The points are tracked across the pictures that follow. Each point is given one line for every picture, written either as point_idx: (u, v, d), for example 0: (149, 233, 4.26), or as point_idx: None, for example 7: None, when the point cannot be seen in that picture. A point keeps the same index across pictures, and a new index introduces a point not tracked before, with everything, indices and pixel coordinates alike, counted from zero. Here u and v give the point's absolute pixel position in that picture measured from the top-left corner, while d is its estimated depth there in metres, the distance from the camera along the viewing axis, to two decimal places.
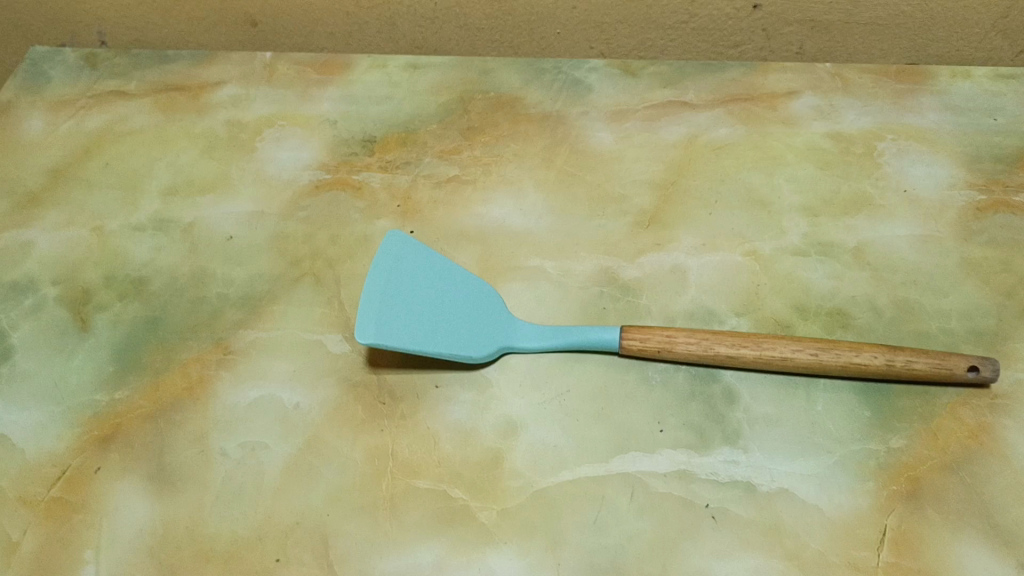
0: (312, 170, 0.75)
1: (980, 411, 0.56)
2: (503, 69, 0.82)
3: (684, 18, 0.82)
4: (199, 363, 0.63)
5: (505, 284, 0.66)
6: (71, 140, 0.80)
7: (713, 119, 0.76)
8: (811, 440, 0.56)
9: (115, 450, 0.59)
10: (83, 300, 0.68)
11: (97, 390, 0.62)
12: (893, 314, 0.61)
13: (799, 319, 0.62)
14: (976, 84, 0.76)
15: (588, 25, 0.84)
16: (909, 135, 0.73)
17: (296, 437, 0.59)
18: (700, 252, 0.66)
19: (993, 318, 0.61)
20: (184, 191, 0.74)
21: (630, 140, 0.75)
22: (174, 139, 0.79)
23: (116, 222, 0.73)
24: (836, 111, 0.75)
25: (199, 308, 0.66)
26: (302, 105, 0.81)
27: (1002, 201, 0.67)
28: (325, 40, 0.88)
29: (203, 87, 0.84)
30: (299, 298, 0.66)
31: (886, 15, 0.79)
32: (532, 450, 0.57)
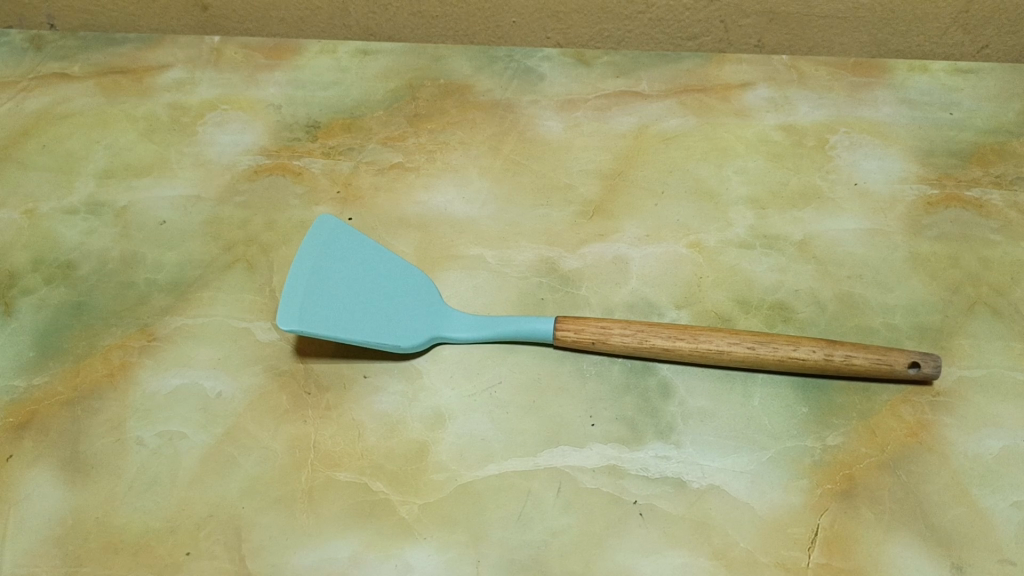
0: (253, 155, 0.73)
1: (920, 409, 0.55)
2: (455, 57, 0.80)
3: (640, 8, 0.79)
4: (122, 349, 0.61)
5: (441, 273, 0.64)
6: (9, 121, 0.78)
7: (666, 109, 0.74)
8: (746, 435, 0.54)
9: (28, 438, 0.57)
10: (8, 283, 0.66)
11: (15, 375, 0.60)
12: (836, 308, 0.60)
13: (740, 312, 0.60)
14: (933, 78, 0.75)
15: (543, 14, 0.81)
16: (863, 129, 0.71)
17: (216, 425, 0.57)
18: (643, 243, 0.64)
19: (938, 313, 0.59)
20: (121, 175, 0.73)
21: (579, 130, 0.73)
22: (114, 122, 0.77)
23: (48, 205, 0.71)
24: (790, 104, 0.74)
25: (126, 293, 0.64)
26: (248, 89, 0.79)
27: (954, 196, 0.66)
28: (277, 25, 0.86)
29: (148, 70, 0.82)
30: (230, 283, 0.64)
31: (845, 8, 0.78)
32: (458, 443, 0.55)
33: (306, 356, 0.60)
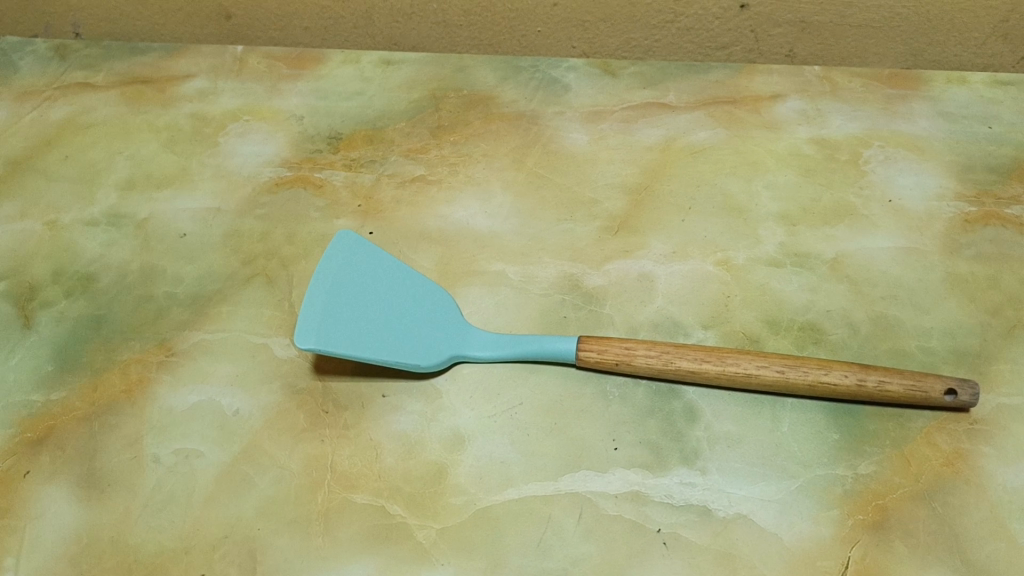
0: (275, 167, 0.73)
1: (956, 437, 0.53)
2: (480, 67, 0.79)
3: (669, 17, 0.78)
4: (140, 363, 0.60)
5: (463, 289, 0.62)
6: (33, 131, 0.78)
7: (693, 121, 0.72)
8: (774, 463, 0.53)
9: (45, 453, 0.56)
10: (29, 295, 0.65)
11: (33, 389, 0.60)
12: (869, 330, 0.58)
13: (769, 333, 0.58)
14: (972, 90, 0.72)
15: (569, 23, 0.80)
16: (898, 143, 0.69)
17: (232, 444, 0.56)
18: (669, 260, 0.63)
19: (976, 337, 0.57)
20: (143, 186, 0.73)
21: (604, 142, 0.72)
22: (136, 131, 0.77)
23: (70, 216, 0.71)
24: (822, 116, 0.72)
25: (145, 306, 0.64)
26: (270, 100, 0.78)
27: (993, 214, 0.64)
28: (301, 34, 0.85)
29: (171, 79, 0.82)
30: (249, 298, 0.64)
31: (880, 18, 0.76)
32: (478, 465, 0.54)
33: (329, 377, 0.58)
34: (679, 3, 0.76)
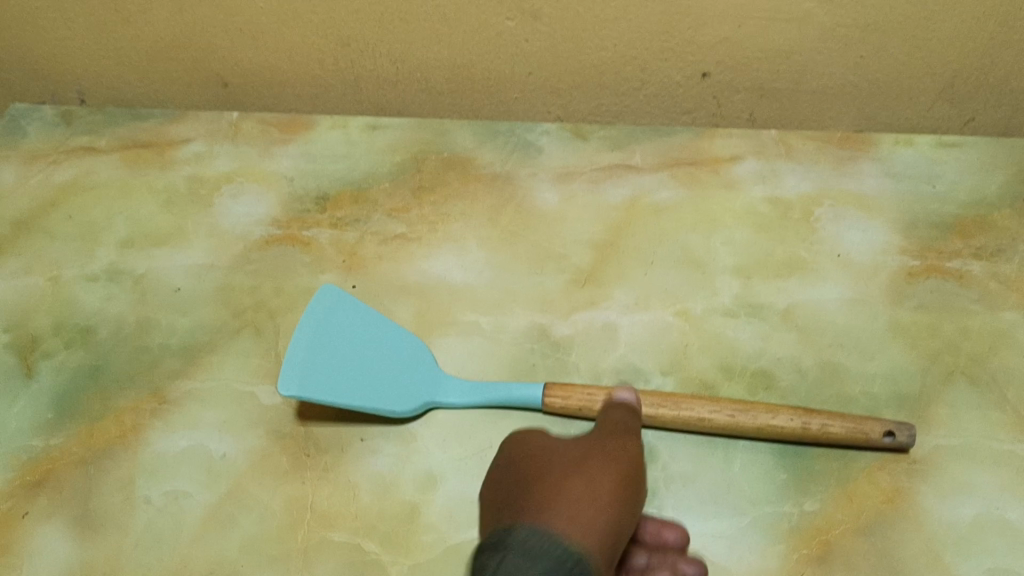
0: (265, 225, 0.77)
1: (896, 475, 0.56)
2: (459, 131, 0.84)
3: (636, 84, 0.83)
4: (134, 411, 0.64)
5: (438, 338, 0.67)
6: (39, 193, 0.83)
7: (657, 181, 0.77)
8: (725, 500, 0.56)
9: (43, 495, 0.60)
10: (31, 347, 0.69)
11: (34, 435, 0.63)
12: (816, 376, 0.62)
13: (723, 379, 0.62)
14: (918, 151, 0.78)
15: (544, 90, 0.85)
16: (848, 202, 0.74)
17: (219, 485, 0.60)
18: (632, 310, 0.67)
19: (917, 382, 0.61)
20: (140, 243, 0.77)
21: (574, 202, 0.77)
22: (136, 193, 0.82)
23: (71, 272, 0.75)
24: (777, 177, 0.77)
25: (140, 356, 0.68)
26: (262, 162, 0.84)
27: (935, 267, 0.68)
28: (293, 100, 0.90)
29: (169, 143, 0.87)
30: (238, 348, 0.68)
31: (833, 85, 0.81)
32: (448, 504, 0.57)
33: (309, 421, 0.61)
34: (645, 72, 0.82)
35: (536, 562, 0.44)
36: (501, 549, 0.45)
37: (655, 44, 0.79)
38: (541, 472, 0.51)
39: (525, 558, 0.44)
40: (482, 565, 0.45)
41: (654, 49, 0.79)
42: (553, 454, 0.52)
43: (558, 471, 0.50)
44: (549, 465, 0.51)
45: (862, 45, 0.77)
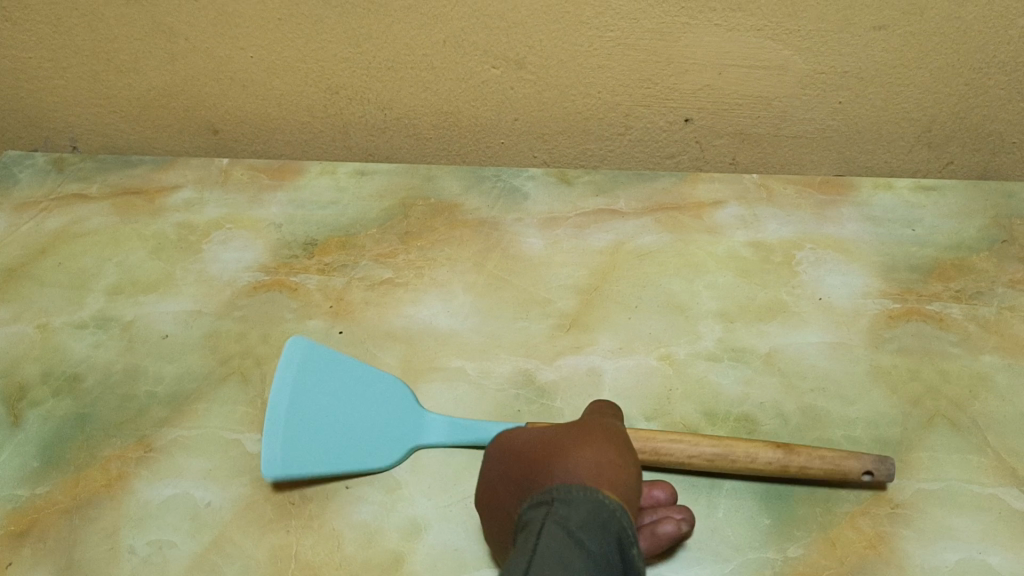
0: (253, 271, 0.78)
1: (878, 521, 0.57)
2: (446, 176, 0.86)
3: (620, 130, 0.84)
4: (120, 459, 0.64)
5: (423, 384, 0.67)
6: (29, 241, 0.83)
7: (640, 226, 0.78)
8: (709, 546, 0.56)
9: (28, 545, 0.60)
10: (18, 395, 0.70)
11: (19, 484, 0.63)
12: (798, 420, 0.62)
13: (706, 424, 0.63)
14: (898, 195, 0.79)
15: (529, 136, 0.86)
16: (828, 245, 0.75)
17: (204, 534, 0.60)
18: (616, 355, 0.68)
19: (898, 426, 0.62)
20: (129, 290, 0.78)
21: (559, 246, 0.77)
22: (126, 240, 0.83)
23: (60, 319, 0.76)
24: (758, 222, 0.78)
25: (127, 404, 0.68)
26: (251, 208, 0.85)
27: (914, 309, 0.69)
28: (282, 146, 0.91)
29: (160, 190, 0.88)
30: (225, 395, 0.68)
31: (814, 129, 0.82)
32: (433, 552, 0.57)
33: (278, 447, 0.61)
34: (629, 117, 0.83)
35: (575, 513, 0.47)
36: (547, 504, 0.48)
37: (638, 92, 0.80)
38: (553, 444, 0.52)
39: (568, 508, 0.47)
40: (530, 521, 0.47)
41: (637, 95, 0.81)
42: (542, 433, 0.55)
43: (557, 442, 0.53)
44: (544, 437, 0.54)
45: (840, 92, 0.78)
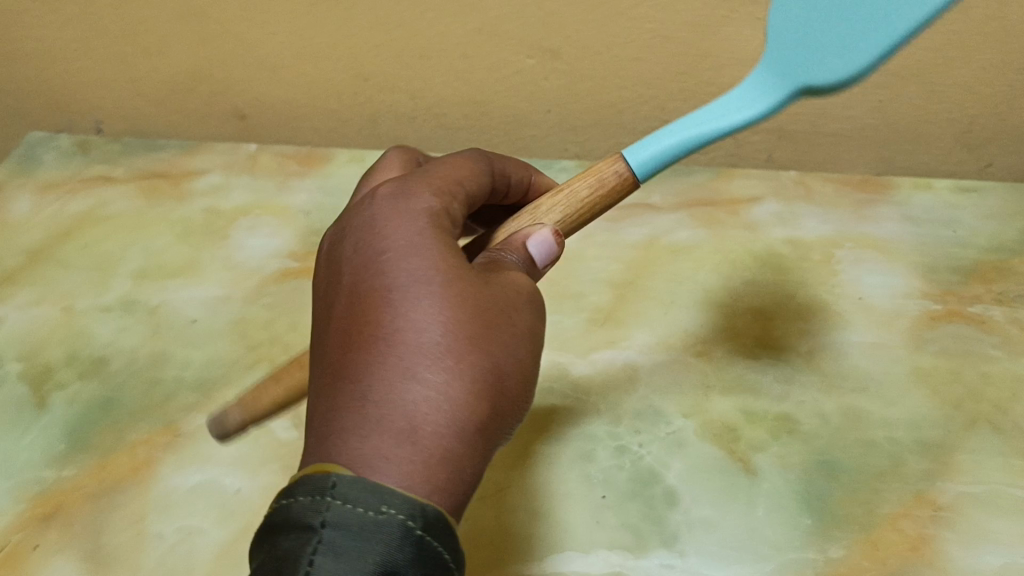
0: (282, 258, 0.77)
1: (921, 523, 0.55)
2: None
3: (654, 125, 0.83)
4: (147, 445, 0.63)
5: None
6: (54, 223, 0.83)
7: (676, 221, 0.79)
8: (749, 546, 0.54)
9: (53, 529, 0.59)
10: (43, 378, 0.69)
11: (45, 467, 0.62)
12: (838, 421, 0.61)
13: (745, 422, 0.62)
14: (937, 196, 0.80)
15: (561, 128, 0.85)
16: (866, 244, 0.75)
17: (232, 522, 0.58)
18: (652, 351, 0.67)
19: (940, 429, 0.60)
20: (155, 275, 0.77)
21: (592, 239, 0.78)
22: (152, 224, 0.82)
23: (85, 302, 0.75)
24: (796, 219, 0.78)
25: (154, 389, 0.67)
26: (279, 195, 0.85)
27: (955, 311, 0.68)
28: (310, 134, 0.90)
29: (186, 175, 0.87)
30: (253, 382, 0.67)
31: (851, 128, 0.81)
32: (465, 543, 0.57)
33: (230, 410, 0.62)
34: (664, 112, 0.82)
35: (364, 536, 0.35)
36: (315, 528, 0.35)
37: (673, 85, 0.79)
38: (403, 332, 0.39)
39: (347, 543, 0.34)
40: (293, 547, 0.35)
41: (672, 89, 0.80)
42: (403, 319, 0.40)
43: (412, 347, 0.39)
44: (398, 324, 0.40)
45: (880, 90, 0.77)
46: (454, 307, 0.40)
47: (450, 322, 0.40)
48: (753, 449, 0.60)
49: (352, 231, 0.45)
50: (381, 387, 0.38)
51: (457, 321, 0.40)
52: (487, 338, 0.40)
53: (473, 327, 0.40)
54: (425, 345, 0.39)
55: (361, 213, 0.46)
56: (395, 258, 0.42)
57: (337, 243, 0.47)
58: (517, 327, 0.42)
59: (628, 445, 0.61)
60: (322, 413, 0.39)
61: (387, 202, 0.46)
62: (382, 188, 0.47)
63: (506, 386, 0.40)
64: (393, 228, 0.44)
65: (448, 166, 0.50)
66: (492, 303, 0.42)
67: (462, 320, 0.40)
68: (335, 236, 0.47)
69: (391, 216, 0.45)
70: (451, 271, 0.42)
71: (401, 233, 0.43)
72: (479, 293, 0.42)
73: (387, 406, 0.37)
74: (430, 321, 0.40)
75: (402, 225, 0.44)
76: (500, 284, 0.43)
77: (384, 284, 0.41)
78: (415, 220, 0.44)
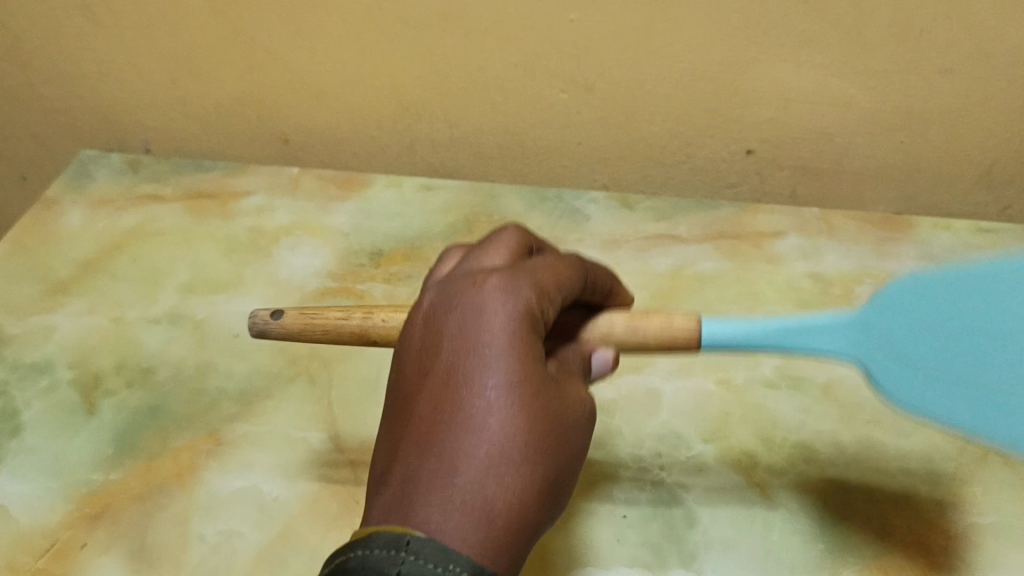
0: (321, 277, 0.81)
1: (931, 551, 0.57)
2: (509, 196, 0.90)
3: (682, 158, 0.86)
4: (191, 450, 0.67)
5: None
6: (105, 237, 0.87)
7: (701, 252, 0.82)
8: (764, 568, 0.57)
9: (101, 528, 0.62)
10: (93, 384, 0.72)
11: (93, 469, 0.66)
12: (854, 450, 0.64)
13: (763, 448, 0.64)
14: (957, 236, 0.82)
15: (591, 160, 0.88)
16: (886, 281, 0.78)
17: (270, 527, 0.61)
18: (675, 377, 0.69)
19: (953, 461, 0.63)
20: (201, 289, 0.81)
21: (620, 268, 0.81)
22: (198, 241, 0.86)
23: (134, 313, 0.78)
24: (817, 254, 0.81)
25: (198, 398, 0.71)
26: (321, 217, 0.88)
27: None
28: (350, 158, 0.94)
29: (231, 194, 0.91)
30: (293, 394, 0.70)
31: (874, 167, 0.83)
32: None
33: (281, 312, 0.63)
34: (691, 146, 0.85)
35: None
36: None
37: (702, 121, 0.82)
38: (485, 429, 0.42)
39: None
40: None
41: (700, 125, 0.83)
42: (497, 416, 0.43)
43: (500, 446, 0.42)
44: (492, 419, 0.43)
45: (903, 130, 0.80)
46: (540, 418, 0.44)
47: (534, 432, 0.43)
48: (770, 474, 0.62)
49: (450, 315, 0.48)
50: (467, 475, 0.41)
51: (531, 430, 0.43)
52: (555, 453, 0.44)
53: (549, 441, 0.44)
54: (512, 448, 0.42)
55: (467, 292, 0.48)
56: (498, 354, 0.45)
57: (436, 311, 0.49)
58: (576, 446, 0.46)
59: (650, 466, 0.63)
60: (403, 477, 0.42)
61: (497, 291, 0.48)
62: (492, 274, 0.49)
63: (556, 498, 0.44)
64: (499, 321, 0.46)
65: (551, 266, 0.52)
66: (565, 422, 0.45)
67: (543, 432, 0.44)
68: (433, 302, 0.50)
69: (499, 307, 0.47)
70: (540, 382, 0.45)
71: (507, 329, 0.46)
72: (558, 410, 0.45)
73: (470, 496, 0.41)
74: (511, 425, 0.43)
75: (507, 321, 0.46)
76: (572, 401, 0.47)
77: (482, 377, 0.44)
78: (520, 320, 0.47)
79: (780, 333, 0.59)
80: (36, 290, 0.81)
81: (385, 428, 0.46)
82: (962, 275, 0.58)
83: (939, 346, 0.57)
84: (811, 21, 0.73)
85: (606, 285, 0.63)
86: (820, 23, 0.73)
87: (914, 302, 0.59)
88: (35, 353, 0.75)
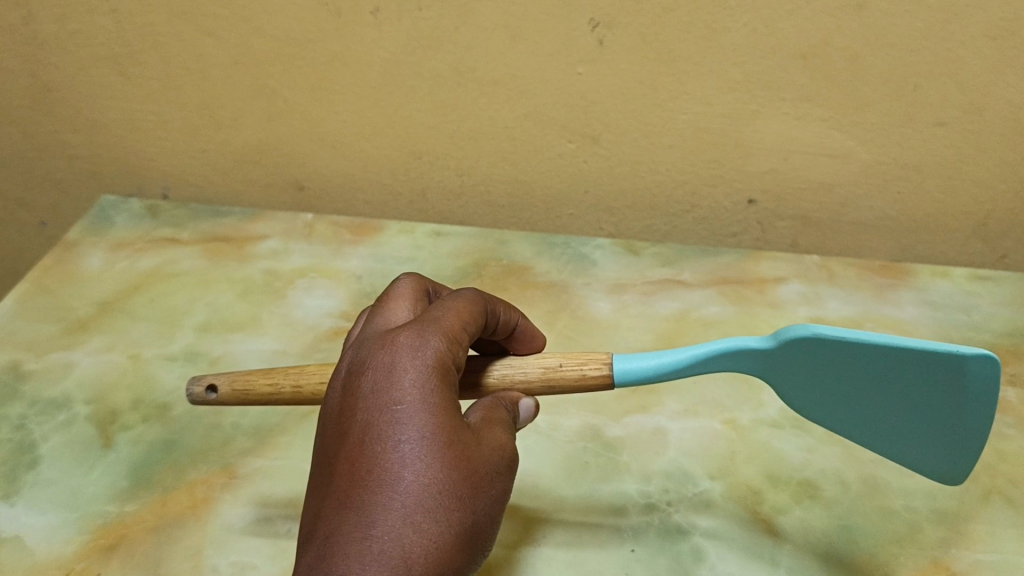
0: (335, 318, 0.84)
1: None
2: (519, 242, 0.93)
3: (686, 208, 0.88)
4: (205, 484, 0.68)
5: None
6: (124, 279, 0.90)
7: (705, 297, 0.85)
8: None
9: (115, 559, 0.62)
10: (110, 419, 0.74)
11: (109, 501, 0.67)
12: (859, 488, 0.65)
13: (769, 486, 0.65)
14: (954, 283, 0.86)
15: (598, 209, 0.91)
16: (887, 325, 0.81)
17: (284, 559, 0.62)
18: (681, 417, 0.71)
19: (955, 500, 0.64)
20: (217, 328, 0.83)
21: (626, 310, 0.84)
22: (215, 283, 0.89)
23: (151, 351, 0.81)
24: (819, 299, 0.84)
25: (213, 434, 0.72)
26: (334, 260, 0.92)
27: None
28: (362, 206, 0.96)
29: (247, 239, 0.94)
30: (307, 431, 0.72)
31: (873, 218, 0.86)
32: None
33: (215, 386, 0.62)
34: (695, 196, 0.87)
35: None
36: None
37: (706, 172, 0.85)
38: (400, 481, 0.44)
39: None
40: None
41: (704, 175, 0.85)
42: (411, 469, 0.44)
43: (416, 498, 0.44)
44: (407, 472, 0.44)
45: (901, 182, 0.82)
46: (455, 466, 0.45)
47: (450, 478, 0.45)
48: (777, 511, 0.63)
49: (361, 373, 0.49)
50: (385, 528, 0.43)
51: (446, 476, 0.45)
52: (473, 495, 0.45)
53: (467, 487, 0.45)
54: (427, 497, 0.44)
55: (378, 352, 0.50)
56: (410, 409, 0.46)
57: (351, 374, 0.50)
58: (496, 489, 0.47)
59: (657, 502, 0.64)
60: (325, 538, 0.43)
61: (406, 348, 0.49)
62: (400, 332, 0.51)
63: (478, 542, 0.45)
64: (409, 376, 0.48)
65: (454, 309, 0.53)
66: (483, 467, 0.47)
67: (459, 479, 0.45)
68: (349, 365, 0.51)
69: (409, 364, 0.48)
70: (455, 430, 0.47)
71: (417, 384, 0.47)
72: (475, 456, 0.46)
73: (388, 548, 0.42)
74: (425, 474, 0.44)
75: (416, 375, 0.48)
76: (492, 444, 0.48)
77: (395, 432, 0.46)
78: (429, 372, 0.48)
79: (711, 366, 0.57)
80: (56, 328, 0.83)
81: (311, 492, 0.48)
82: (913, 352, 0.51)
83: (879, 403, 0.55)
84: (811, 76, 0.76)
85: (512, 321, 0.61)
86: (820, 78, 0.76)
87: (865, 363, 0.53)
88: (54, 388, 0.77)
